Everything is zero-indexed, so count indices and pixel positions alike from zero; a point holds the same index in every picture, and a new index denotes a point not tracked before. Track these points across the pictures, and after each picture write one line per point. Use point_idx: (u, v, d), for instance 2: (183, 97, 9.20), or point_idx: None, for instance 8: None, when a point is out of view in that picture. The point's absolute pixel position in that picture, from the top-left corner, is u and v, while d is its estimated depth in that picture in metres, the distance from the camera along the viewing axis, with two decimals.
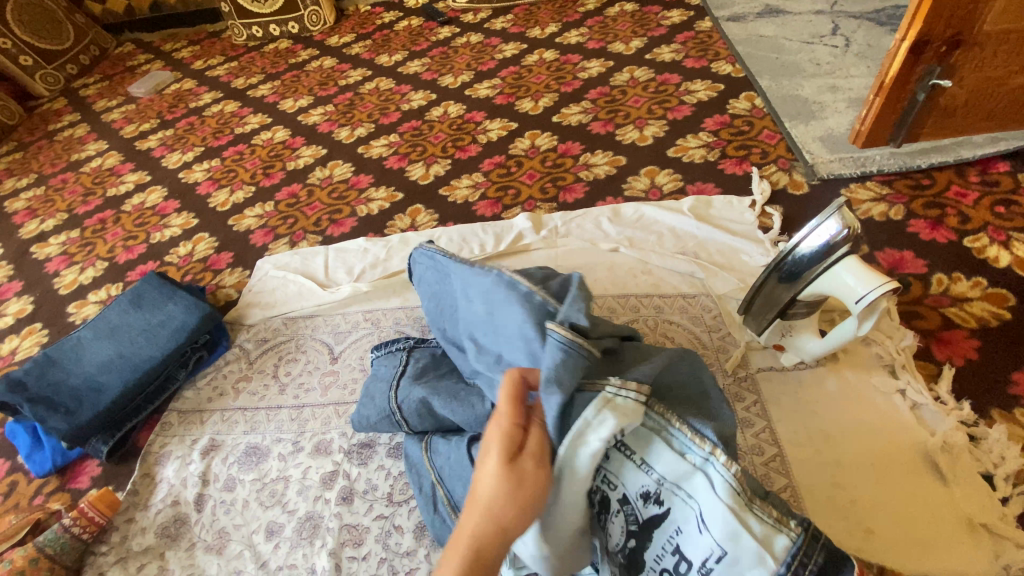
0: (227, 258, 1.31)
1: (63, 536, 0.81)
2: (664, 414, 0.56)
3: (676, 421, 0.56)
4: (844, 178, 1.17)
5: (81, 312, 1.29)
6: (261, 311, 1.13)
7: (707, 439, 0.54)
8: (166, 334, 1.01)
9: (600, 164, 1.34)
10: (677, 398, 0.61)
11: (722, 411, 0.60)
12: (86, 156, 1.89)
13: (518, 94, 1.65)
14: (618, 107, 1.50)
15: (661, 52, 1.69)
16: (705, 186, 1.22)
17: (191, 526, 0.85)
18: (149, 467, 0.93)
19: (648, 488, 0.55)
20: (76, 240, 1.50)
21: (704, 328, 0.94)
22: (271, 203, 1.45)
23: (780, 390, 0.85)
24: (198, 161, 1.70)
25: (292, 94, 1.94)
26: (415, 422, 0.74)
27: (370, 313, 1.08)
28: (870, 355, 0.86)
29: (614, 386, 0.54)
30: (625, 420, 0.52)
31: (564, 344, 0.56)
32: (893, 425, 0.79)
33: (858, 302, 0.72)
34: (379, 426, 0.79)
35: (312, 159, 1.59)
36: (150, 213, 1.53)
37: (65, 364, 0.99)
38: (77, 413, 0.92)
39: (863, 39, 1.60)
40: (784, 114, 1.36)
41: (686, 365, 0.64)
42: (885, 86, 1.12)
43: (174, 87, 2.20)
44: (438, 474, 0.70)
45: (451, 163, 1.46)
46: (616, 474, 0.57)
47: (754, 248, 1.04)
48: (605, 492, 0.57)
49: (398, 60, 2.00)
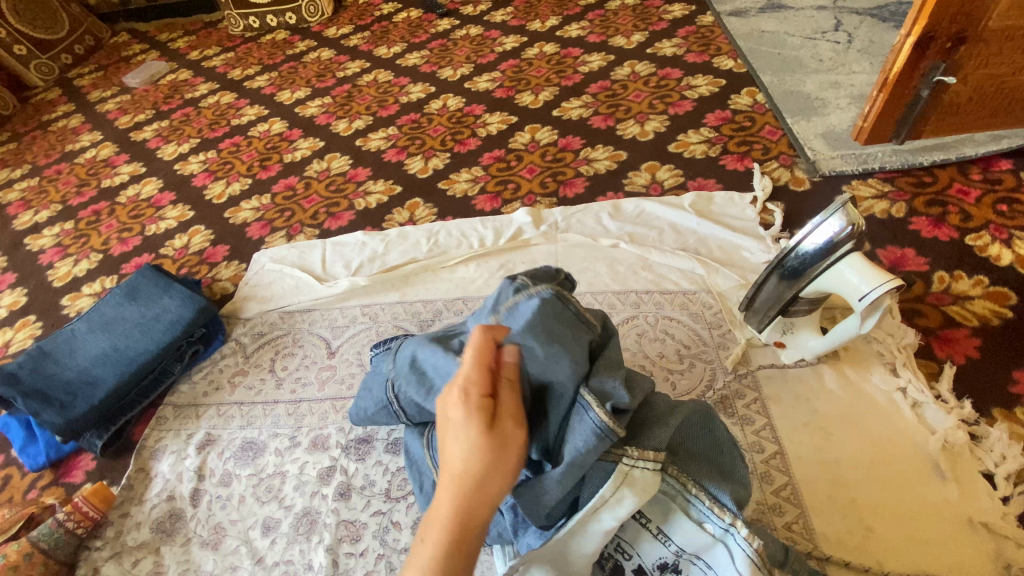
0: (223, 251, 1.30)
1: (57, 531, 0.80)
2: (683, 482, 0.56)
3: (693, 488, 0.55)
4: (846, 175, 1.17)
5: (76, 305, 1.27)
6: (258, 305, 1.11)
7: (727, 509, 0.54)
8: (162, 327, 1.00)
9: (600, 159, 1.33)
10: (695, 448, 0.60)
11: (738, 470, 0.59)
12: (80, 147, 1.87)
13: (519, 88, 1.64)
14: (619, 102, 1.49)
15: (663, 46, 1.68)
16: (707, 182, 1.21)
17: (187, 521, 0.84)
18: (144, 462, 0.92)
19: (666, 558, 0.58)
20: (70, 232, 1.49)
21: (705, 325, 0.94)
22: (268, 196, 1.43)
23: (781, 388, 0.84)
24: (194, 153, 1.68)
25: (289, 86, 1.92)
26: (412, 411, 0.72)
27: (369, 307, 1.08)
28: (871, 352, 0.86)
29: (631, 458, 0.54)
30: (641, 492, 0.54)
31: (600, 429, 0.52)
32: (892, 423, 0.79)
33: (862, 300, 0.71)
34: (376, 416, 0.78)
35: (310, 152, 1.57)
36: (145, 205, 1.51)
37: (59, 357, 0.98)
38: (70, 406, 0.91)
39: (865, 35, 1.59)
40: (787, 110, 1.35)
41: (707, 415, 0.61)
42: (889, 82, 1.11)
43: (169, 77, 2.18)
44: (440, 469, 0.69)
45: (450, 157, 1.45)
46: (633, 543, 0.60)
47: (755, 245, 1.03)
48: (621, 561, 0.60)
49: (397, 52, 1.98)
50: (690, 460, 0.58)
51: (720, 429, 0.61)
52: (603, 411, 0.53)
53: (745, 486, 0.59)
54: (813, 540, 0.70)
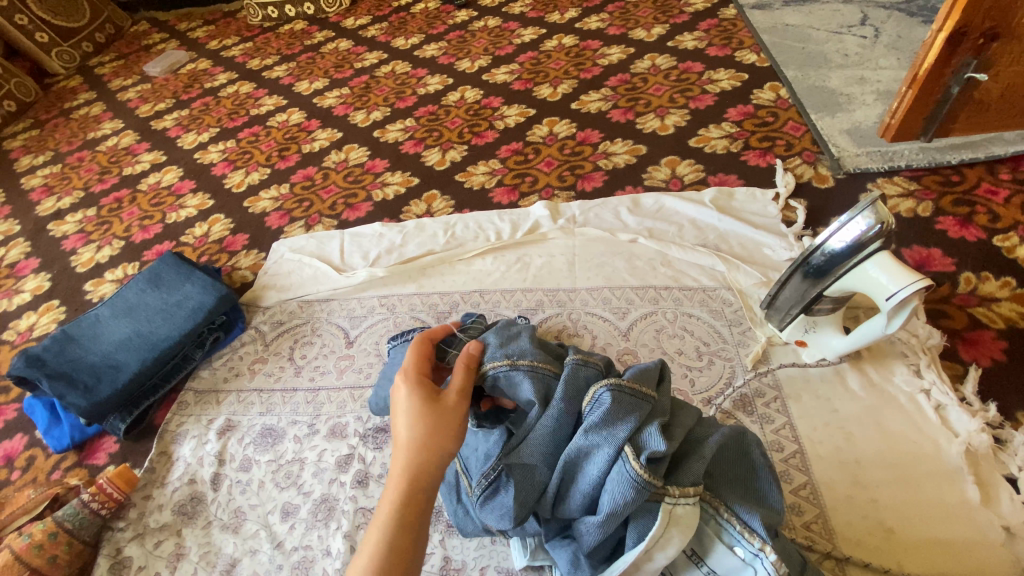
0: (243, 240, 1.31)
1: (83, 511, 0.82)
2: (716, 509, 0.54)
3: (726, 512, 0.54)
4: (871, 172, 1.15)
5: (98, 291, 1.30)
6: (277, 294, 1.12)
7: (757, 533, 0.52)
8: (184, 314, 1.01)
9: (619, 153, 1.32)
10: (725, 473, 0.58)
11: (767, 492, 0.56)
12: (102, 135, 1.89)
13: (537, 80, 1.63)
14: (639, 95, 1.48)
15: (684, 39, 1.65)
16: (728, 178, 1.19)
17: (207, 505, 0.85)
18: (166, 446, 0.94)
19: None
20: (92, 219, 1.51)
21: (725, 322, 0.93)
22: (286, 185, 1.44)
23: (802, 386, 0.84)
24: (213, 142, 1.70)
25: (307, 77, 1.93)
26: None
27: (386, 298, 1.08)
28: (894, 352, 0.85)
29: (673, 497, 0.52)
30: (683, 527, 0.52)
31: (637, 481, 0.51)
32: (915, 426, 0.77)
33: (889, 299, 0.70)
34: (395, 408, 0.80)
35: (327, 142, 1.57)
36: (165, 193, 1.53)
37: (83, 341, 1.00)
38: (95, 390, 0.93)
39: (893, 29, 1.56)
40: (811, 105, 1.33)
41: (742, 440, 0.58)
42: (919, 78, 1.09)
43: (189, 67, 2.19)
44: (462, 462, 0.67)
45: (467, 149, 1.45)
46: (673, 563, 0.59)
47: (777, 242, 1.02)
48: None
49: (415, 43, 1.98)
50: (724, 485, 0.57)
51: (756, 453, 0.58)
52: (638, 463, 0.52)
53: (780, 512, 0.56)
54: (832, 540, 0.69)
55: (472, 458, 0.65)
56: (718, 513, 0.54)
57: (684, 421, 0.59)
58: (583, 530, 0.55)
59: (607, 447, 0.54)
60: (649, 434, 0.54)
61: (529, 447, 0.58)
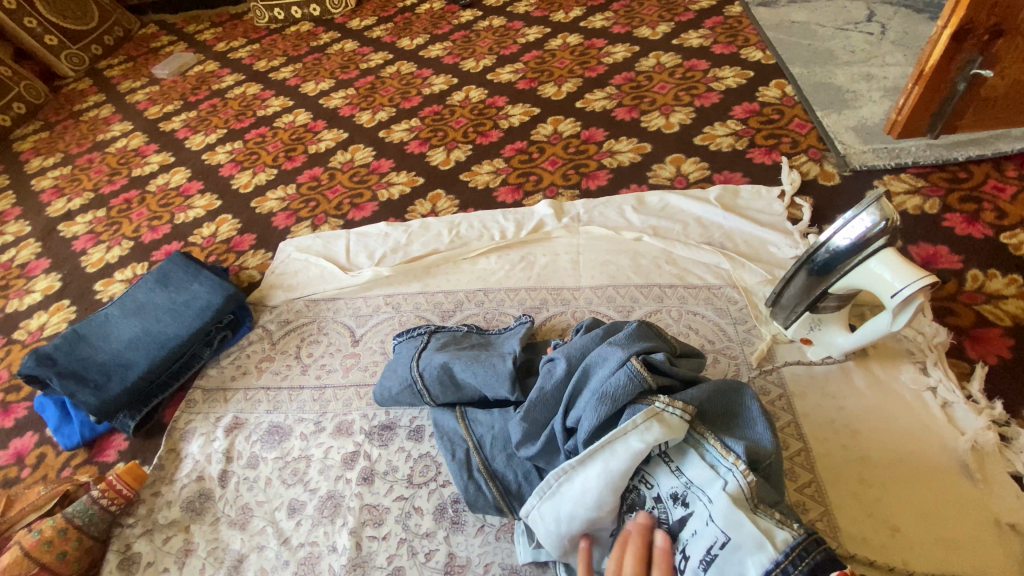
0: (250, 240, 1.32)
1: (93, 507, 0.83)
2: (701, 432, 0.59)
3: (710, 436, 0.59)
4: (877, 170, 1.14)
5: (108, 290, 1.31)
6: (284, 293, 1.13)
7: (734, 451, 0.56)
8: (191, 312, 1.02)
9: (623, 151, 1.32)
10: (718, 416, 0.63)
11: (759, 430, 0.60)
12: (111, 137, 1.91)
13: (541, 79, 1.63)
14: (644, 93, 1.48)
15: (689, 37, 1.65)
16: (733, 176, 1.19)
17: (215, 501, 0.86)
18: (174, 443, 0.95)
19: (676, 491, 0.58)
20: (102, 220, 1.53)
21: (730, 320, 0.93)
22: (292, 185, 1.46)
23: (807, 384, 0.83)
24: (221, 143, 1.71)
25: (313, 77, 1.94)
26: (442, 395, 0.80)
27: (391, 297, 1.09)
28: (901, 350, 0.84)
29: (663, 402, 0.59)
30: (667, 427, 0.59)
31: (634, 373, 0.62)
32: (922, 424, 0.77)
33: (894, 297, 0.70)
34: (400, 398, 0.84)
35: (333, 143, 1.58)
36: (174, 194, 1.55)
37: (93, 340, 1.01)
38: (105, 388, 0.94)
39: (900, 25, 1.54)
40: (817, 103, 1.32)
41: (740, 391, 0.64)
42: (924, 75, 1.08)
43: (196, 69, 2.21)
44: (474, 440, 0.74)
45: (472, 149, 1.45)
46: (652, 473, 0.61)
47: (782, 240, 1.01)
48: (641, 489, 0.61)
49: (420, 43, 1.99)
50: (712, 424, 0.62)
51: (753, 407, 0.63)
52: (638, 363, 0.63)
53: (768, 454, 0.58)
54: (837, 539, 0.69)
55: (486, 437, 0.74)
56: (703, 436, 0.59)
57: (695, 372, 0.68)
58: (580, 423, 0.62)
59: (616, 353, 0.65)
60: (657, 352, 0.65)
61: (562, 351, 0.71)
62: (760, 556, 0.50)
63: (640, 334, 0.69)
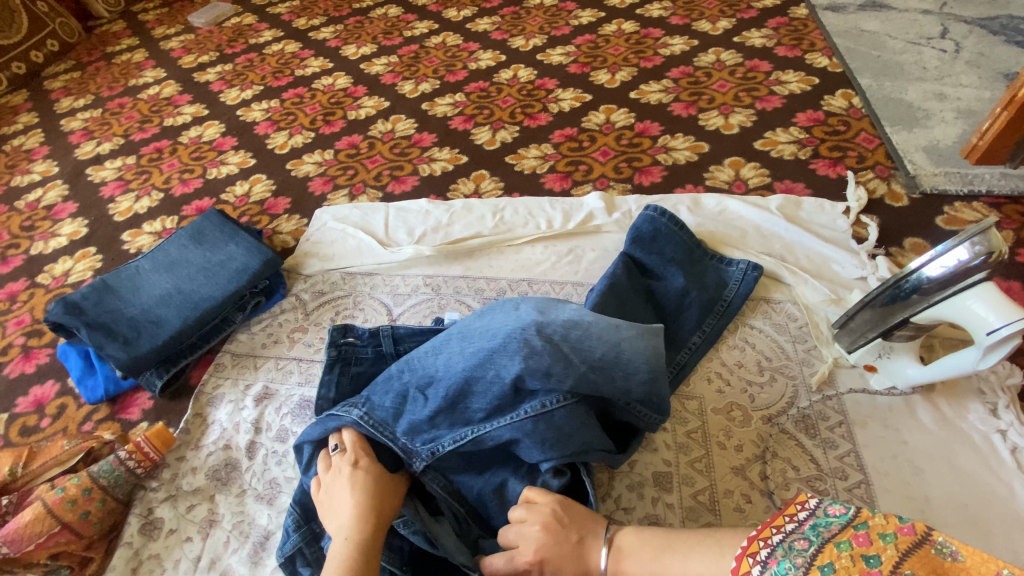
0: (285, 204, 1.28)
1: (119, 468, 0.79)
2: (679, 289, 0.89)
3: (661, 283, 0.91)
4: (948, 194, 1.09)
5: (136, 242, 1.27)
6: (320, 263, 1.09)
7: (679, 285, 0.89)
8: (227, 274, 0.99)
9: (679, 149, 1.27)
10: (656, 296, 0.90)
11: (677, 282, 0.90)
12: (143, 82, 1.86)
13: (594, 65, 1.57)
14: (702, 90, 1.41)
15: (752, 36, 1.58)
16: (795, 186, 1.14)
17: (241, 473, 0.82)
18: (202, 408, 0.91)
19: (684, 290, 0.89)
20: (132, 167, 1.49)
21: (789, 338, 0.89)
22: (331, 151, 1.41)
23: (869, 413, 0.79)
24: (257, 100, 1.66)
25: (354, 41, 1.88)
26: (446, 440, 0.68)
27: (431, 278, 1.05)
28: (970, 387, 0.79)
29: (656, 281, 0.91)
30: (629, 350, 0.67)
31: (676, 285, 0.90)
32: (987, 467, 0.72)
33: (989, 335, 0.65)
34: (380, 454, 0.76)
35: (374, 111, 1.53)
36: (206, 148, 1.50)
37: (121, 292, 0.98)
38: (134, 343, 0.91)
39: (974, 45, 1.48)
40: (886, 117, 1.26)
41: (669, 289, 0.90)
42: (1016, 100, 1.04)
43: (233, 21, 2.15)
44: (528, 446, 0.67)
45: (519, 131, 1.40)
46: (668, 281, 0.90)
47: (847, 259, 0.96)
48: (670, 281, 0.90)
49: (467, 15, 1.91)
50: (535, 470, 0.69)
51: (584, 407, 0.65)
52: (676, 281, 0.90)
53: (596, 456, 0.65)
54: None
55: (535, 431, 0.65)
56: (656, 283, 0.91)
57: (665, 282, 0.90)
58: (674, 277, 0.90)
59: (679, 281, 0.90)
60: (673, 277, 0.90)
61: (677, 282, 0.90)
62: (680, 276, 0.90)
63: (655, 292, 0.90)
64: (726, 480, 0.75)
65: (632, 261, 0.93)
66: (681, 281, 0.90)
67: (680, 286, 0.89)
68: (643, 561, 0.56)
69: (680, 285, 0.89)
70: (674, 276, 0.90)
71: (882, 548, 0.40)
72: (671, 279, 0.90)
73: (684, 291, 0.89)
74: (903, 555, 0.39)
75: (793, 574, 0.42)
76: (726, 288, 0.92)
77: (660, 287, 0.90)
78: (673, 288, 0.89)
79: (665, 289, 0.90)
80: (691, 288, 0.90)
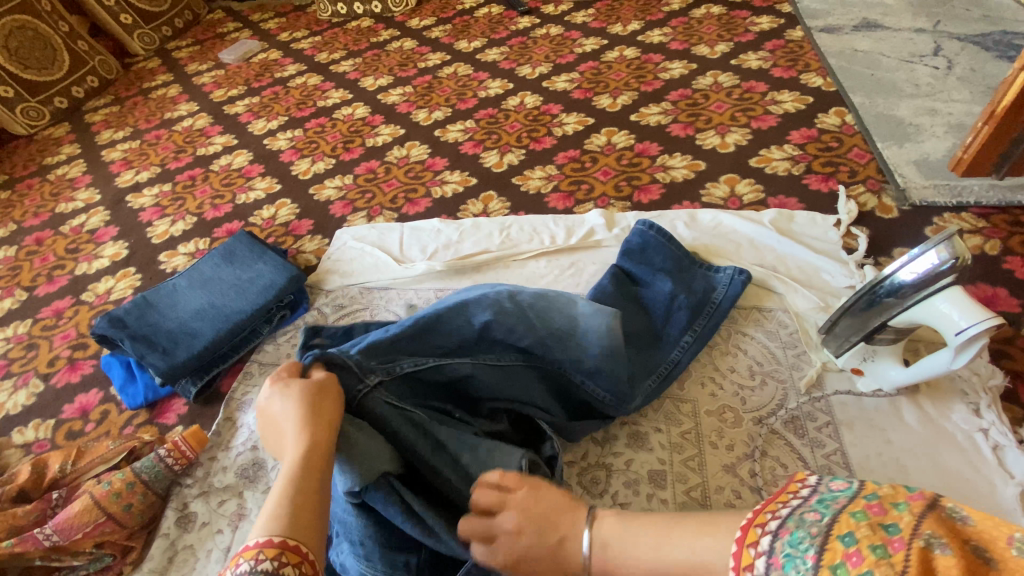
0: (308, 226, 1.37)
1: (159, 465, 0.87)
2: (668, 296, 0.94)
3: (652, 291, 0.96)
4: (937, 206, 1.13)
5: (172, 262, 1.38)
6: (340, 279, 1.17)
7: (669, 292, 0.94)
8: (256, 290, 1.07)
9: (677, 167, 1.33)
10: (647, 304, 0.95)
11: (666, 289, 0.94)
12: (178, 116, 2.01)
13: (597, 90, 1.66)
14: (700, 111, 1.49)
15: (748, 59, 1.65)
16: (788, 201, 1.19)
17: (267, 471, 0.89)
18: (231, 412, 0.99)
19: (674, 297, 0.94)
20: (168, 194, 1.61)
21: (780, 344, 0.93)
22: (350, 176, 1.51)
23: (856, 414, 0.83)
24: (283, 130, 1.78)
25: (372, 73, 2.00)
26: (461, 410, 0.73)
27: (442, 291, 1.12)
28: (954, 388, 0.83)
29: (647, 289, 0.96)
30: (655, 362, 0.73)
31: (665, 293, 0.94)
32: (970, 464, 0.76)
33: (958, 335, 0.70)
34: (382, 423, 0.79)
35: (390, 138, 1.63)
36: (236, 175, 1.62)
37: (160, 308, 1.08)
38: (172, 353, 1.00)
39: (966, 62, 1.53)
40: (877, 134, 1.31)
41: (660, 296, 0.94)
42: (996, 114, 1.07)
43: (260, 56, 2.30)
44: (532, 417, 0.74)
45: (526, 154, 1.48)
46: (658, 289, 0.95)
47: (836, 269, 1.01)
48: (660, 289, 0.95)
49: (477, 46, 2.03)
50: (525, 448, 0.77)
51: None
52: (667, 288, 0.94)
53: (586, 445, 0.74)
54: None
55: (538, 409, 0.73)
56: (648, 292, 0.96)
57: (655, 290, 0.95)
58: (663, 285, 0.95)
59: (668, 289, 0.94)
60: (662, 285, 0.95)
61: (666, 289, 0.94)
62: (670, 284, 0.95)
63: (647, 300, 0.95)
64: (717, 476, 0.80)
65: (626, 273, 0.98)
66: (671, 288, 0.94)
67: (669, 293, 0.94)
68: (644, 536, 0.55)
69: (671, 293, 0.94)
70: (663, 284, 0.95)
71: (898, 516, 0.40)
72: (660, 286, 0.95)
73: (672, 298, 0.94)
74: (918, 518, 0.39)
75: (808, 543, 0.41)
76: (713, 292, 0.96)
77: (651, 295, 0.95)
78: (662, 295, 0.94)
79: (654, 296, 0.95)
80: (680, 294, 0.94)
